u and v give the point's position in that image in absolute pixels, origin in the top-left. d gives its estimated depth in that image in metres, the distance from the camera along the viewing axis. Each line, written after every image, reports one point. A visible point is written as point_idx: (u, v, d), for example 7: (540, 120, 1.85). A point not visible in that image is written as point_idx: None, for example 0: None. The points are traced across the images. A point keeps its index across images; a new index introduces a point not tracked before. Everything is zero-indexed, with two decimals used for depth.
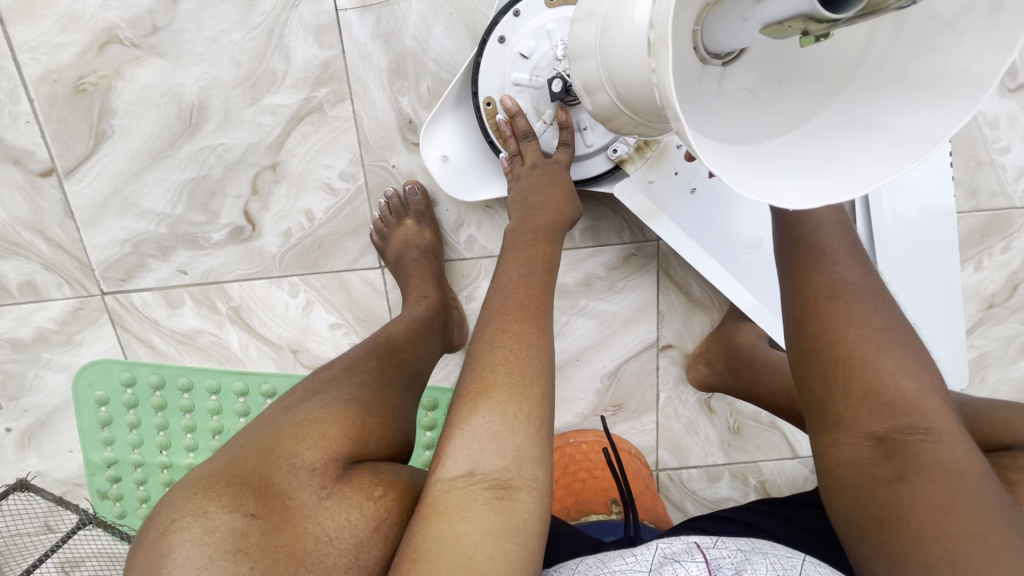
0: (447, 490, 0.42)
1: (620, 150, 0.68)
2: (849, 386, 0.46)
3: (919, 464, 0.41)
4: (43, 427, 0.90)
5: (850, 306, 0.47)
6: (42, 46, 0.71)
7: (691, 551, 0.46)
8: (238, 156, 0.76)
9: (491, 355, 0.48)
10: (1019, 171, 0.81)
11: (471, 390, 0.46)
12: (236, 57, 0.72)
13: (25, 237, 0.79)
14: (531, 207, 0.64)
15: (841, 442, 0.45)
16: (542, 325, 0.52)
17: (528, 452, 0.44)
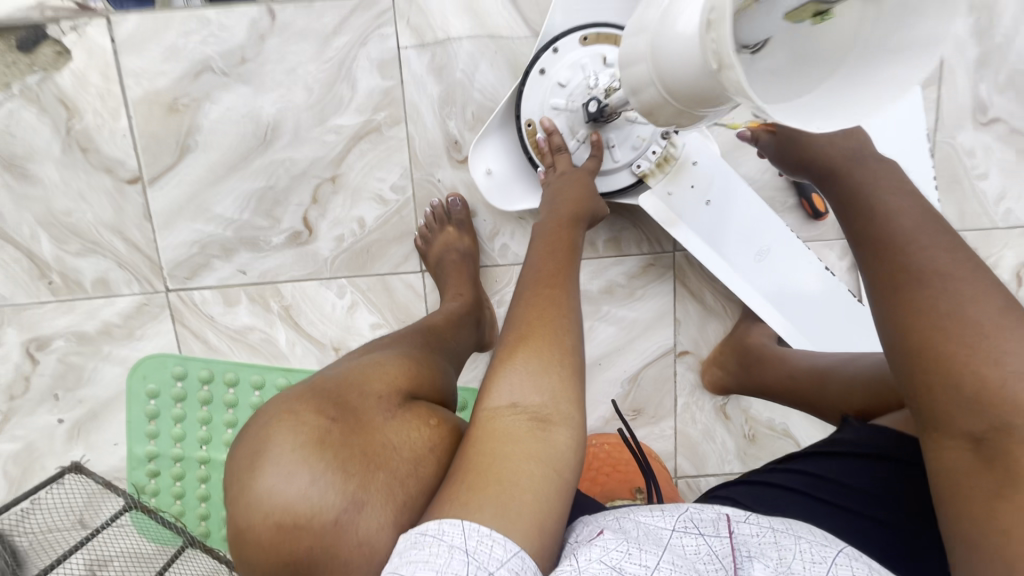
0: (492, 423, 0.47)
1: (643, 165, 0.78)
2: (954, 384, 0.41)
3: (1017, 470, 0.38)
4: (93, 419, 0.95)
5: (932, 293, 0.44)
6: (145, 73, 0.83)
7: (718, 521, 0.51)
8: (303, 169, 0.86)
9: (531, 312, 0.55)
10: (998, 195, 0.90)
11: (512, 339, 0.53)
12: (310, 85, 0.84)
13: (106, 237, 0.88)
14: (566, 208, 0.72)
15: (949, 447, 0.42)
16: (571, 293, 0.59)
17: (562, 391, 0.50)
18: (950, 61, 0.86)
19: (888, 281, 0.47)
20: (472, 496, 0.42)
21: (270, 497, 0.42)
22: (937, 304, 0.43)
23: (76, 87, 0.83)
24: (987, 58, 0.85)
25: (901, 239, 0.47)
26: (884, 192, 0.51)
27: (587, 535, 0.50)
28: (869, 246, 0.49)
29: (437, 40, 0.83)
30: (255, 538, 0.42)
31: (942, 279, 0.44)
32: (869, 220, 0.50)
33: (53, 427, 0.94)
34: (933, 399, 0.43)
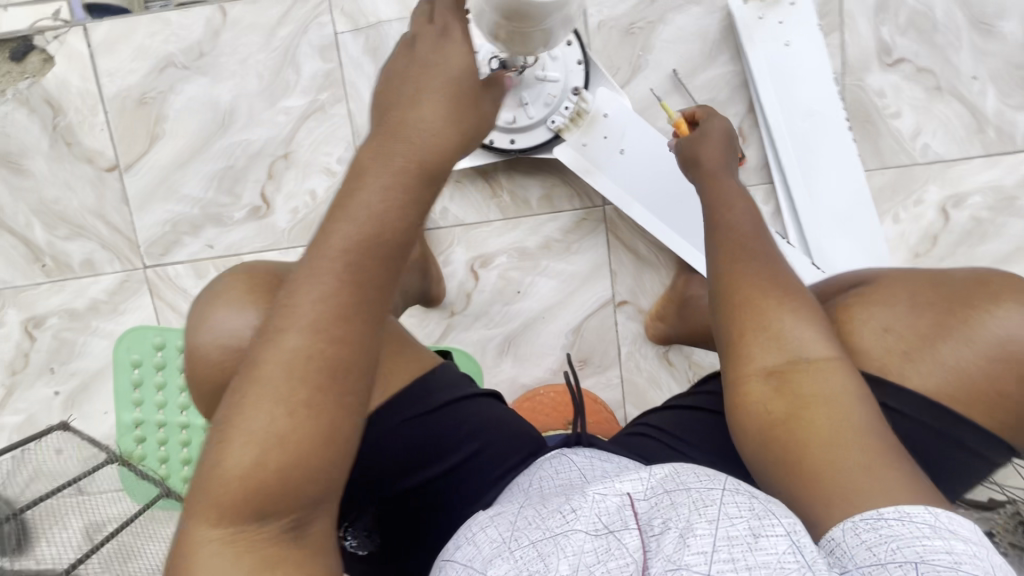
0: (209, 508, 0.41)
1: (557, 120, 0.86)
2: (747, 327, 0.50)
3: (802, 398, 0.47)
4: (85, 390, 1.04)
5: (750, 259, 0.53)
6: (118, 72, 0.94)
7: (622, 509, 0.47)
8: (258, 149, 0.96)
9: (287, 389, 0.41)
10: (914, 131, 0.93)
11: (248, 425, 0.41)
12: (260, 72, 0.94)
13: (90, 221, 0.98)
14: (360, 220, 0.43)
15: (751, 385, 0.49)
16: (349, 363, 0.43)
17: (300, 493, 0.42)
18: (849, 7, 0.91)
19: (726, 255, 0.54)
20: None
21: (211, 339, 0.51)
22: (766, 273, 0.52)
23: (59, 89, 0.95)
24: (885, 4, 0.91)
25: (736, 224, 0.57)
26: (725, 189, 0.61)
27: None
28: (711, 224, 0.58)
29: (370, 24, 0.92)
30: (198, 368, 0.52)
31: (765, 260, 0.53)
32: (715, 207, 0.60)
33: (50, 399, 1.04)
34: (749, 345, 0.50)
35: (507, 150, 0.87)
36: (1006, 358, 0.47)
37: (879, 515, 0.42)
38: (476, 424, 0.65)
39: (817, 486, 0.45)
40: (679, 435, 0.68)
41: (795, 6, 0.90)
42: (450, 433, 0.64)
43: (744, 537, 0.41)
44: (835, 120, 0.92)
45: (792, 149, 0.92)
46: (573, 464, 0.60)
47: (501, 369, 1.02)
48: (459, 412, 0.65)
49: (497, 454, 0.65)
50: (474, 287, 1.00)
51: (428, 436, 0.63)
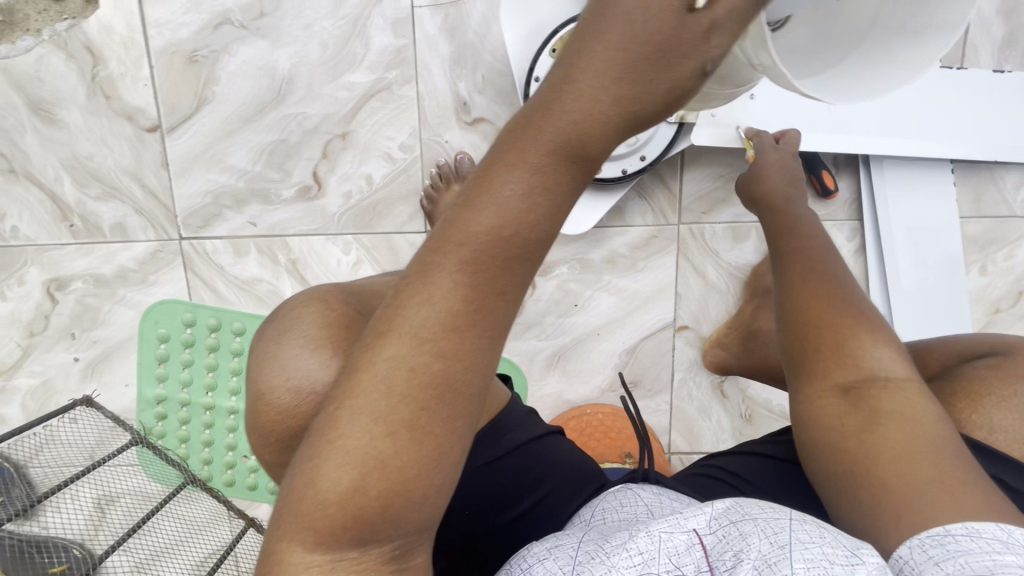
0: (299, 530, 0.32)
1: (676, 110, 0.78)
2: (818, 343, 0.48)
3: (881, 415, 0.43)
4: (106, 360, 0.98)
5: (822, 281, 0.51)
6: (168, 23, 0.86)
7: (692, 549, 0.39)
8: (314, 125, 0.88)
9: (387, 407, 0.31)
10: (1017, 181, 0.88)
11: (374, 408, 0.31)
12: (324, 41, 0.85)
13: (125, 183, 0.91)
14: (504, 200, 0.31)
15: (820, 395, 0.47)
16: (476, 351, 0.32)
17: (409, 509, 0.32)
18: (973, 39, 0.83)
19: (793, 278, 0.53)
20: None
21: (285, 381, 0.42)
22: (836, 296, 0.50)
23: (102, 34, 0.86)
24: (1013, 39, 0.83)
25: (815, 246, 0.55)
26: (812, 225, 0.58)
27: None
28: (786, 248, 0.56)
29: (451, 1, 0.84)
30: (265, 417, 0.43)
31: (842, 285, 0.51)
32: (792, 234, 0.58)
33: (69, 365, 0.98)
34: (817, 360, 0.48)
35: (639, 169, 0.81)
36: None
37: (951, 530, 0.35)
38: (544, 465, 0.59)
39: (891, 492, 0.39)
40: (748, 480, 0.61)
41: None
42: (522, 477, 0.58)
43: (820, 564, 0.35)
44: (955, 148, 0.83)
45: (888, 188, 0.86)
46: (641, 500, 0.53)
47: (546, 384, 0.97)
48: (528, 446, 0.59)
49: (562, 500, 0.58)
50: (529, 295, 0.94)
51: (499, 486, 0.57)
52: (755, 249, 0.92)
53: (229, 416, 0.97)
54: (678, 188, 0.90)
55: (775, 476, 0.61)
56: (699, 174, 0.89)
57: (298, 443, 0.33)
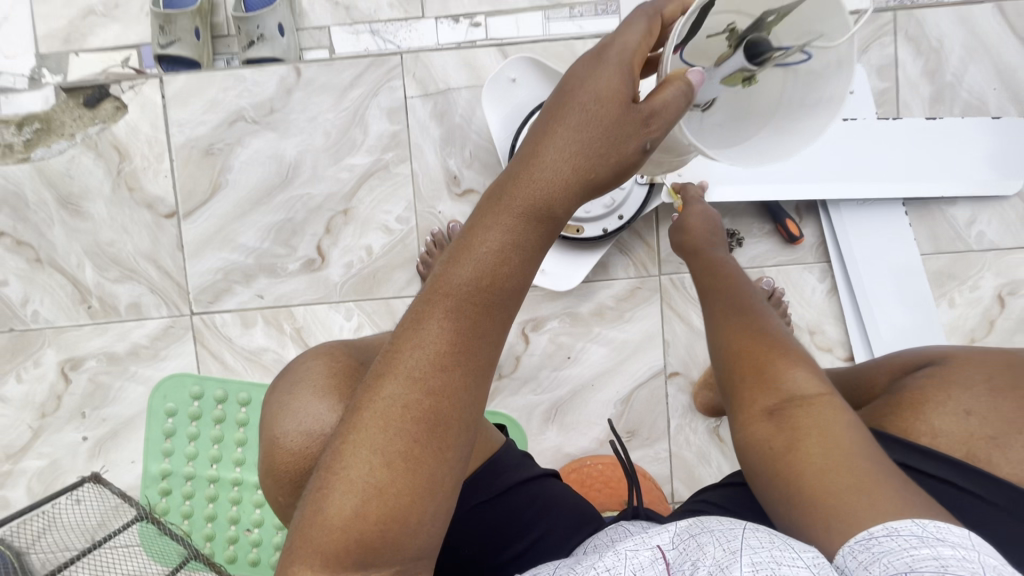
0: (304, 558, 0.35)
1: (645, 173, 0.86)
2: (746, 369, 0.51)
3: (802, 432, 0.45)
4: (113, 437, 1.00)
5: (749, 319, 0.56)
6: (188, 123, 0.96)
7: (654, 565, 0.41)
8: (318, 203, 0.96)
9: (385, 441, 0.35)
10: (968, 219, 0.95)
11: (372, 441, 0.36)
12: (328, 130, 0.95)
13: (142, 265, 0.98)
14: (482, 254, 0.36)
15: (752, 422, 0.48)
16: (463, 387, 0.37)
17: (405, 536, 0.36)
18: (904, 98, 0.93)
19: (720, 320, 0.57)
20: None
21: (295, 426, 0.48)
22: (759, 336, 0.53)
23: (129, 135, 0.97)
24: (941, 95, 0.93)
25: (737, 289, 0.60)
26: (734, 271, 0.64)
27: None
28: (716, 297, 0.61)
29: (439, 91, 0.95)
30: (279, 458, 0.48)
31: (767, 322, 0.55)
32: (722, 281, 0.63)
33: (77, 444, 1.00)
34: (747, 388, 0.50)
35: (618, 227, 0.88)
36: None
37: (862, 536, 0.38)
38: (544, 504, 0.61)
39: (822, 513, 0.41)
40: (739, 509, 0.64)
41: (855, 95, 0.90)
42: (523, 516, 0.60)
43: (769, 565, 0.37)
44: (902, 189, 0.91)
45: (850, 233, 0.93)
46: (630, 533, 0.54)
47: (546, 437, 0.99)
48: (527, 488, 0.61)
49: (558, 540, 0.59)
50: (523, 351, 0.98)
51: (497, 525, 0.59)
52: None
53: (232, 487, 0.98)
54: (655, 241, 0.96)
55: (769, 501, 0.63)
56: None
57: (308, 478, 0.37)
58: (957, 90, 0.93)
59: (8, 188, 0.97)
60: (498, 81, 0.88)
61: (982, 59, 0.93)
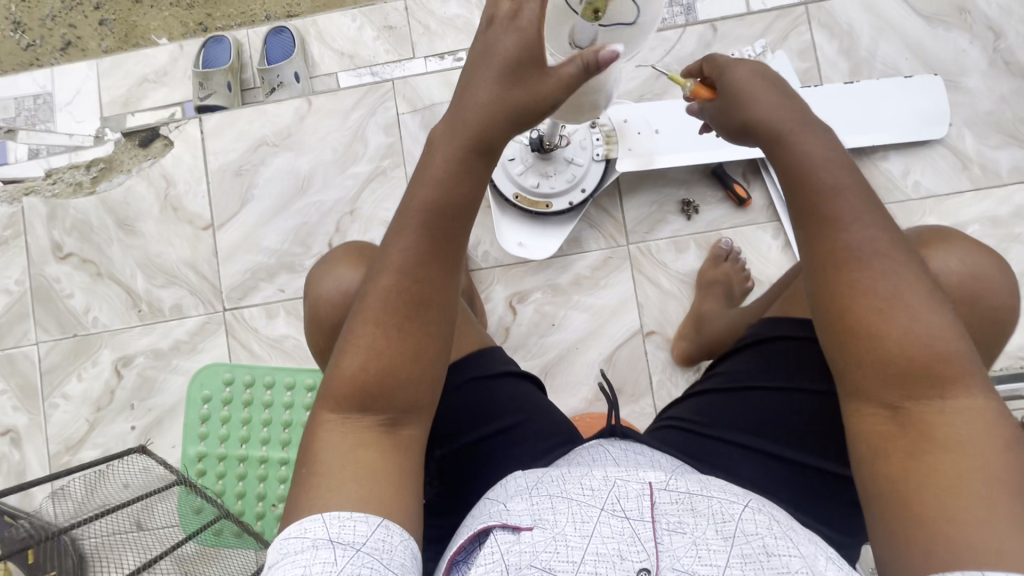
0: (335, 405, 0.56)
1: (599, 150, 1.01)
2: (869, 352, 0.49)
3: (929, 432, 0.47)
4: (157, 425, 1.14)
5: (865, 273, 0.49)
6: (222, 151, 1.16)
7: (641, 498, 0.54)
8: (329, 207, 1.13)
9: (384, 317, 0.55)
10: (903, 171, 1.05)
11: (374, 321, 0.56)
12: (335, 146, 1.14)
13: (183, 271, 1.15)
14: (437, 185, 0.55)
15: (868, 411, 0.50)
16: (435, 279, 0.56)
17: (403, 384, 0.56)
18: (825, 74, 1.07)
19: (838, 271, 0.50)
20: (313, 485, 0.53)
21: (322, 291, 0.62)
22: (872, 295, 0.49)
23: (174, 165, 1.17)
24: (857, 69, 1.07)
25: (850, 212, 0.50)
26: (853, 186, 0.51)
27: (510, 521, 0.53)
28: (812, 220, 0.52)
29: (425, 106, 1.13)
30: (319, 310, 0.64)
31: (883, 266, 0.49)
32: (832, 199, 0.51)
33: (127, 433, 1.14)
34: (863, 373, 0.49)
35: (582, 199, 1.02)
36: (946, 290, 0.60)
37: (984, 573, 0.41)
38: (528, 406, 0.73)
39: (925, 517, 0.45)
40: (707, 418, 0.70)
41: (779, 74, 1.05)
42: (501, 407, 0.72)
43: (752, 554, 0.48)
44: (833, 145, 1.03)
45: None
46: (609, 454, 0.64)
47: None
48: (508, 382, 0.74)
49: (534, 430, 0.71)
50: (512, 321, 1.09)
51: (481, 404, 0.71)
52: (696, 256, 1.08)
53: (260, 463, 1.09)
54: (621, 215, 1.09)
55: (727, 404, 0.70)
56: (637, 202, 1.09)
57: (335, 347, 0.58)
58: (871, 63, 1.07)
59: (77, 217, 1.18)
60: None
61: (890, 36, 1.07)
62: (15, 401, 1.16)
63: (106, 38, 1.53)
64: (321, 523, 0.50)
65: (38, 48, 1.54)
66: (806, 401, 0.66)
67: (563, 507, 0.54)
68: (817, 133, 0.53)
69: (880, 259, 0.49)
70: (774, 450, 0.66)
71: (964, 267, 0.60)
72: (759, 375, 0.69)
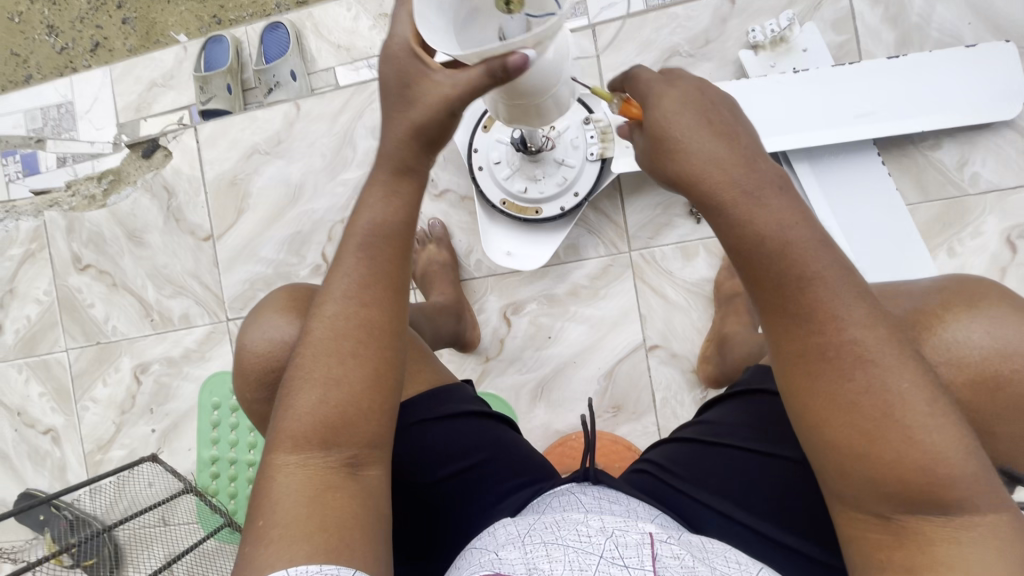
0: (293, 442, 0.44)
1: (594, 150, 0.92)
2: (877, 453, 0.42)
3: (928, 553, 0.41)
4: (174, 428, 1.19)
5: (869, 364, 0.42)
6: (218, 160, 1.15)
7: (641, 547, 0.45)
8: (321, 216, 1.11)
9: (336, 345, 0.45)
10: (959, 161, 0.90)
11: (322, 352, 0.45)
12: (324, 152, 1.10)
13: (189, 282, 1.17)
14: (370, 211, 0.47)
15: (856, 522, 0.44)
16: (395, 303, 0.47)
17: (364, 424, 0.44)
18: (867, 47, 0.91)
19: (825, 359, 0.43)
20: (269, 542, 0.40)
21: (258, 338, 0.58)
22: (861, 404, 0.42)
23: (175, 176, 1.18)
24: (907, 39, 0.90)
25: (825, 307, 0.43)
26: (828, 272, 0.43)
27: (501, 569, 0.44)
28: (781, 315, 0.45)
29: None
30: (246, 364, 0.58)
31: (867, 369, 0.42)
32: (803, 288, 0.43)
33: (149, 436, 1.20)
34: (856, 480, 0.43)
35: (575, 205, 0.93)
36: (960, 366, 0.48)
37: None
38: (488, 442, 0.66)
39: None
40: (680, 470, 0.60)
41: (807, 52, 0.91)
42: (455, 444, 0.65)
43: None
44: (870, 133, 0.88)
45: (821, 189, 0.90)
46: (581, 504, 0.55)
47: (534, 416, 1.03)
48: (466, 420, 0.67)
49: (499, 471, 0.65)
50: (507, 333, 1.04)
51: (429, 450, 0.64)
52: (707, 264, 0.98)
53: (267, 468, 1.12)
54: (622, 219, 1.00)
55: (700, 458, 0.60)
56: (640, 204, 1.00)
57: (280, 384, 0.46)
58: (925, 31, 0.90)
59: (92, 230, 1.22)
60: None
61: None
62: (52, 403, 1.25)
63: (130, 37, 1.41)
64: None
65: (71, 50, 1.43)
66: (779, 468, 0.55)
67: (559, 554, 0.45)
68: (770, 199, 0.44)
69: (871, 348, 0.42)
70: (744, 518, 0.55)
71: (995, 342, 0.48)
72: (740, 433, 0.58)
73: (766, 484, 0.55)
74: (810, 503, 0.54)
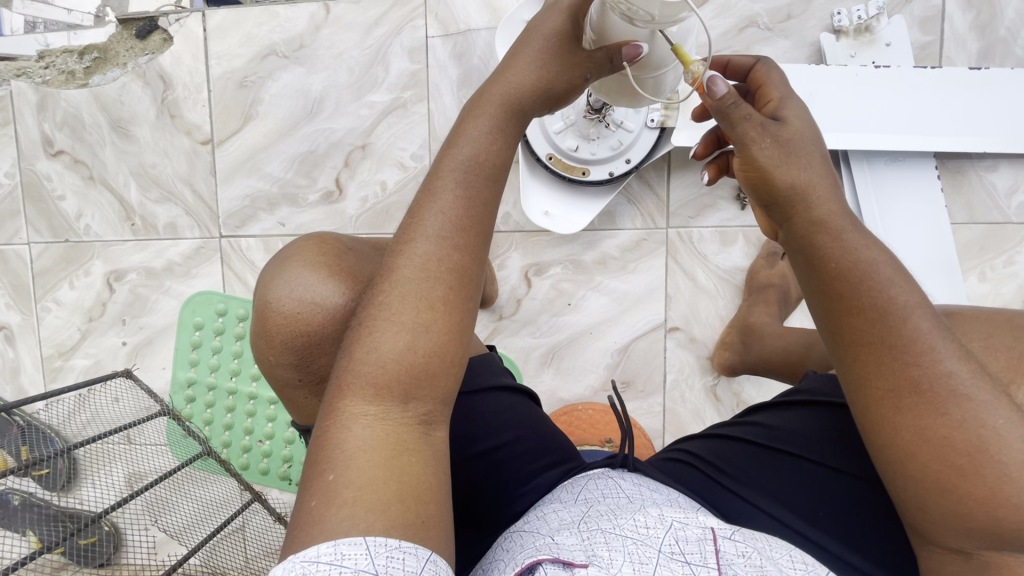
0: (359, 389, 0.38)
1: (655, 117, 0.86)
2: (967, 489, 0.36)
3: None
4: (148, 344, 1.10)
5: (965, 392, 0.36)
6: (226, 55, 1.02)
7: (703, 542, 0.43)
8: (340, 137, 1.01)
9: (422, 288, 0.40)
10: (1010, 188, 0.89)
11: (396, 296, 0.40)
12: (351, 67, 0.99)
13: (179, 188, 1.06)
14: (474, 144, 0.43)
15: (935, 553, 0.40)
16: (485, 254, 0.42)
17: (437, 376, 0.39)
18: (948, 53, 0.88)
19: (920, 385, 0.37)
20: (340, 504, 0.35)
21: (288, 293, 0.50)
22: (950, 437, 0.36)
23: (173, 65, 1.04)
24: (989, 52, 0.87)
25: (920, 337, 0.37)
26: (920, 302, 0.38)
27: (561, 554, 0.42)
28: (870, 348, 0.38)
29: (459, 31, 0.97)
30: (271, 324, 0.51)
31: (960, 403, 0.36)
32: (893, 318, 0.37)
33: (118, 348, 1.11)
34: (929, 515, 0.38)
35: (625, 171, 0.88)
36: None
37: None
38: (524, 419, 0.63)
39: None
40: (730, 467, 0.58)
41: (890, 47, 0.86)
42: (494, 419, 0.61)
43: None
44: (932, 144, 0.85)
45: (874, 195, 0.89)
46: (620, 488, 0.52)
47: (541, 380, 1.01)
48: (502, 395, 0.64)
49: (530, 451, 0.61)
50: (525, 294, 1.00)
51: (467, 420, 0.60)
52: (743, 253, 0.96)
53: (250, 399, 1.06)
54: (665, 193, 0.96)
55: (754, 462, 0.57)
56: (685, 181, 0.96)
57: (352, 325, 0.41)
58: (1010, 46, 0.87)
59: (68, 111, 1.07)
60: (512, 22, 0.87)
61: None
62: (8, 299, 1.12)
63: None
64: (365, 551, 0.34)
65: None
66: (839, 484, 0.53)
67: (618, 544, 0.43)
68: (864, 233, 0.40)
69: (954, 372, 0.36)
70: (803, 529, 0.52)
71: None
72: (797, 439, 0.56)
73: (825, 498, 0.53)
74: (879, 525, 0.51)
